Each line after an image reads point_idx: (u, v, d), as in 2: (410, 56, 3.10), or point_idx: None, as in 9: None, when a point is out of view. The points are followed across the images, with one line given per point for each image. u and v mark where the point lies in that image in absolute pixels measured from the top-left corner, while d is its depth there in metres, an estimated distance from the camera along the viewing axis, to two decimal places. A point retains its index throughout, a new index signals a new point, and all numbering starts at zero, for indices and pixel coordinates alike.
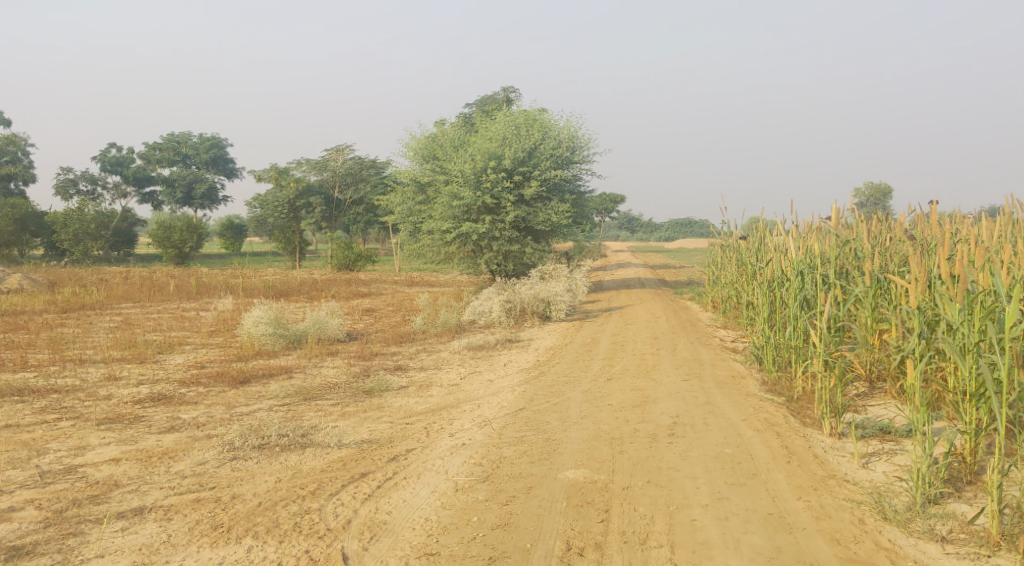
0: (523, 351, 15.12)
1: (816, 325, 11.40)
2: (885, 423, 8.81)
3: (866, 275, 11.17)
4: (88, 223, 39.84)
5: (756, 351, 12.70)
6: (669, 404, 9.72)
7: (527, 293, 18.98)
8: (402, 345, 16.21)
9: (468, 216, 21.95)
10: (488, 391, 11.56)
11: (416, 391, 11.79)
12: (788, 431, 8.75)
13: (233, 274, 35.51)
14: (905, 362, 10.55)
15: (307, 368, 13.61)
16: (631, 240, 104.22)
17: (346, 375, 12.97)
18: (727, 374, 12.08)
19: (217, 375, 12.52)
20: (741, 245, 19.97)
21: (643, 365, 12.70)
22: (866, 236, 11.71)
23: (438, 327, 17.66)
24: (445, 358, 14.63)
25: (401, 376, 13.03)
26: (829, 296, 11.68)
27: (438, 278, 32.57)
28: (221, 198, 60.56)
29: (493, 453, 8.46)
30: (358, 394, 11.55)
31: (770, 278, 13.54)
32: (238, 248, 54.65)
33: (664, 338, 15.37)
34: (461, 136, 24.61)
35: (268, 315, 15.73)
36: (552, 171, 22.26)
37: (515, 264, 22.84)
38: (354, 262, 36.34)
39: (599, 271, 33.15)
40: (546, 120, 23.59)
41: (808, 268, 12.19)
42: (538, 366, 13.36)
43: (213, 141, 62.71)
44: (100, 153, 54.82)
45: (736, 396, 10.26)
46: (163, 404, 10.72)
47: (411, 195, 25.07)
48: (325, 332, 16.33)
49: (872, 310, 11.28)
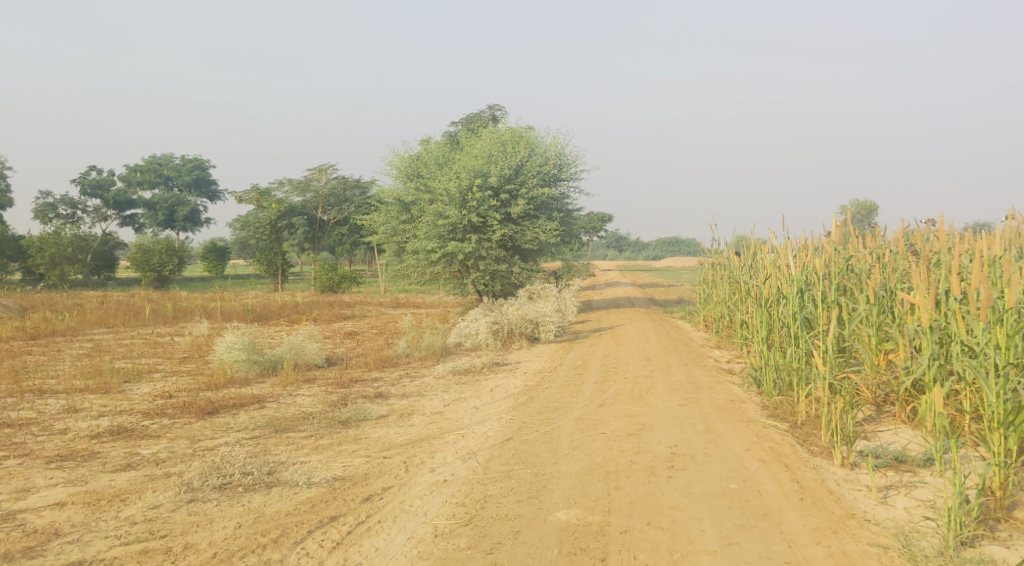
0: (510, 375, 14.41)
1: (819, 346, 10.74)
2: (901, 452, 8.16)
3: (869, 292, 10.58)
4: (65, 248, 38.95)
5: (754, 373, 12.05)
6: (666, 433, 9.03)
7: (515, 313, 18.29)
8: (384, 370, 15.50)
9: (454, 235, 21.28)
10: (473, 420, 10.86)
11: (396, 421, 11.09)
12: (797, 463, 8.08)
13: (213, 298, 34.70)
14: (916, 385, 9.93)
15: (282, 397, 12.88)
16: (618, 258, 103.95)
17: (322, 404, 12.24)
18: (725, 397, 11.40)
19: (184, 405, 11.79)
20: (733, 262, 19.38)
21: (637, 389, 12.02)
22: (867, 251, 11.23)
23: (422, 350, 16.94)
24: (427, 383, 13.92)
25: (381, 404, 12.31)
26: (831, 313, 11.07)
27: (424, 299, 31.86)
28: (203, 220, 59.81)
29: (477, 492, 7.74)
30: (333, 425, 10.83)
31: (767, 295, 12.90)
32: (220, 271, 53.83)
33: (657, 360, 14.70)
34: (446, 154, 24.04)
35: (242, 340, 15.00)
36: (539, 189, 21.70)
37: (503, 284, 22.02)
38: (338, 284, 35.64)
39: (588, 290, 32.53)
40: (533, 137, 23.10)
41: (809, 285, 11.57)
42: (526, 391, 12.68)
43: (196, 163, 62.03)
44: (80, 176, 53.94)
45: (737, 422, 9.58)
46: (123, 439, 9.97)
47: (395, 215, 24.43)
48: (302, 357, 15.64)
49: (877, 328, 10.67)
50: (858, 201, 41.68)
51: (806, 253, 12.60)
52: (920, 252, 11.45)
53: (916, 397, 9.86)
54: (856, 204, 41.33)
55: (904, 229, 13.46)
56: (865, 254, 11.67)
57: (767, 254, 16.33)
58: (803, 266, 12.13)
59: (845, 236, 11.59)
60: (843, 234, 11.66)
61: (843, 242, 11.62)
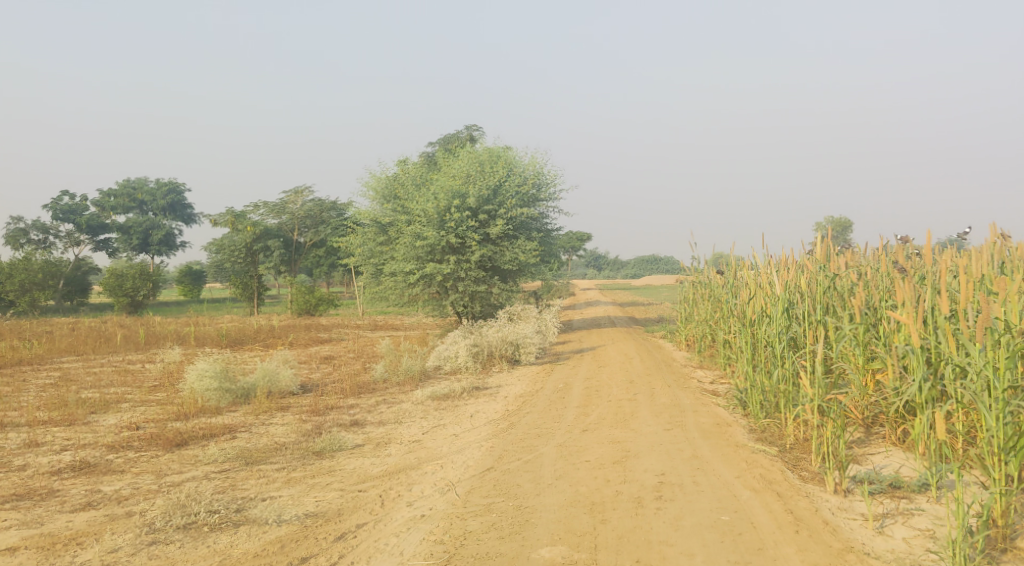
0: (490, 400, 14.02)
1: (806, 367, 10.47)
2: (894, 476, 7.88)
3: (856, 310, 10.35)
4: (35, 273, 38.21)
5: (739, 394, 11.76)
6: (652, 460, 8.71)
7: (495, 335, 17.88)
8: (361, 396, 15.08)
9: (432, 257, 20.95)
10: (453, 448, 10.49)
11: (372, 450, 10.71)
12: (789, 491, 7.80)
13: (187, 323, 34.08)
14: (906, 406, 9.69)
15: (254, 427, 12.46)
16: (598, 277, 103.85)
17: (296, 434, 11.83)
18: (710, 421, 11.09)
19: (151, 437, 11.35)
20: (714, 281, 19.17)
21: (620, 413, 11.69)
22: (852, 269, 11.04)
23: (400, 374, 16.54)
24: (405, 410, 13.51)
25: (357, 432, 11.91)
26: (817, 332, 10.82)
27: (402, 321, 31.43)
28: (178, 244, 59.09)
29: (457, 528, 7.39)
30: (306, 456, 10.44)
31: (750, 315, 12.64)
32: (196, 296, 53.11)
33: (640, 382, 14.37)
34: (423, 175, 23.76)
35: (213, 368, 14.57)
36: (518, 209, 21.44)
37: (482, 305, 21.66)
38: (315, 306, 35.14)
39: (568, 310, 32.26)
40: (511, 157, 22.86)
41: (793, 304, 11.31)
42: (506, 417, 12.32)
43: (171, 186, 61.36)
44: (51, 201, 53.13)
45: (724, 446, 9.27)
46: (85, 475, 9.55)
47: (372, 236, 24.06)
48: (276, 384, 15.20)
49: (864, 348, 10.43)
50: (832, 216, 42.13)
51: (790, 271, 12.37)
52: (904, 269, 11.27)
53: (907, 418, 9.62)
54: (831, 220, 41.88)
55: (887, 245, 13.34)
56: (850, 272, 11.46)
57: (749, 272, 16.11)
58: (786, 284, 11.88)
59: (829, 255, 11.42)
60: (827, 253, 11.51)
61: (827, 261, 11.44)
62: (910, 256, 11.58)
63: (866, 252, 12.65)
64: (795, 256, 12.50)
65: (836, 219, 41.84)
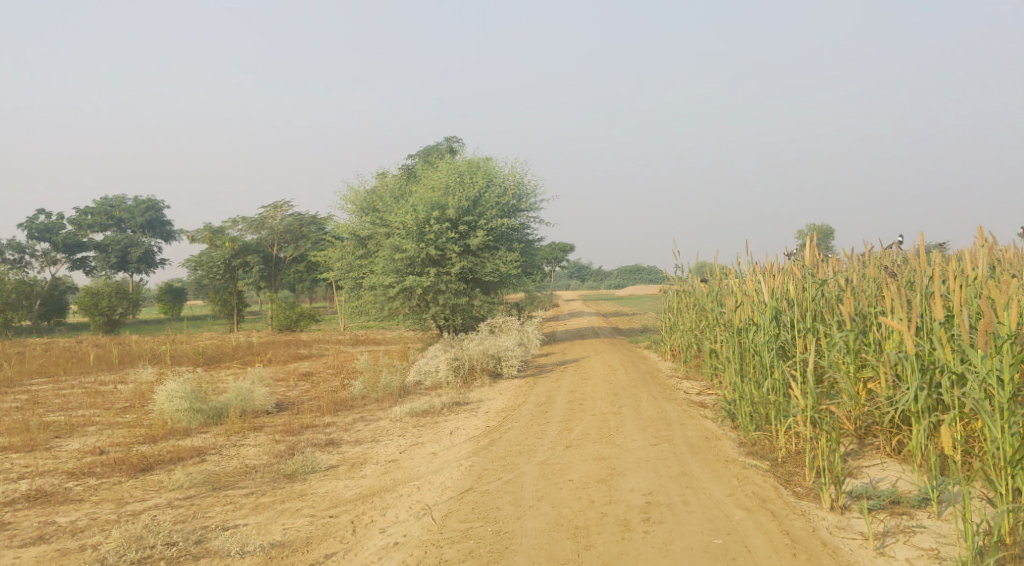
0: (471, 416, 13.53)
1: (796, 377, 10.07)
2: (893, 490, 7.51)
3: (846, 317, 9.98)
4: (9, 294, 37.43)
5: (727, 406, 11.36)
6: (638, 478, 8.28)
7: (476, 349, 17.47)
8: (338, 414, 14.57)
9: (412, 269, 20.48)
10: (430, 467, 10.03)
11: (347, 471, 10.23)
12: (784, 510, 7.41)
13: (165, 341, 33.41)
14: (900, 416, 9.33)
15: (224, 448, 11.97)
16: (582, 287, 103.60)
17: (268, 455, 11.34)
18: (699, 434, 10.67)
19: (114, 462, 10.86)
20: (699, 289, 18.82)
21: (604, 428, 11.24)
22: (841, 276, 10.69)
23: (379, 391, 16.05)
24: (383, 427, 13.03)
25: (331, 452, 11.43)
26: (807, 340, 10.45)
27: (384, 336, 30.90)
28: (158, 261, 58.29)
29: (432, 557, 6.99)
30: (277, 479, 9.96)
31: (737, 324, 12.23)
32: (177, 313, 52.35)
33: (625, 394, 13.94)
34: (402, 187, 23.36)
35: (183, 388, 14.05)
36: (498, 219, 21.04)
37: (464, 318, 21.20)
38: (296, 322, 34.57)
39: (552, 321, 31.85)
40: (491, 167, 22.47)
41: (780, 312, 10.92)
42: (487, 433, 11.86)
43: (149, 204, 60.61)
44: (27, 220, 52.27)
45: (714, 462, 8.87)
46: (42, 506, 9.11)
47: (351, 250, 23.58)
48: (250, 404, 14.68)
49: (855, 356, 10.04)
50: (815, 223, 42.43)
51: (776, 278, 12.00)
52: (894, 274, 10.93)
53: (902, 429, 9.26)
54: (813, 228, 42.30)
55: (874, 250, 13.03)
56: (837, 277, 11.09)
57: (735, 279, 15.75)
58: (773, 291, 11.49)
59: (817, 262, 11.09)
60: (815, 260, 11.18)
61: (815, 268, 11.11)
62: (899, 261, 11.26)
63: (853, 258, 12.32)
64: (781, 263, 12.15)
65: (818, 226, 42.15)
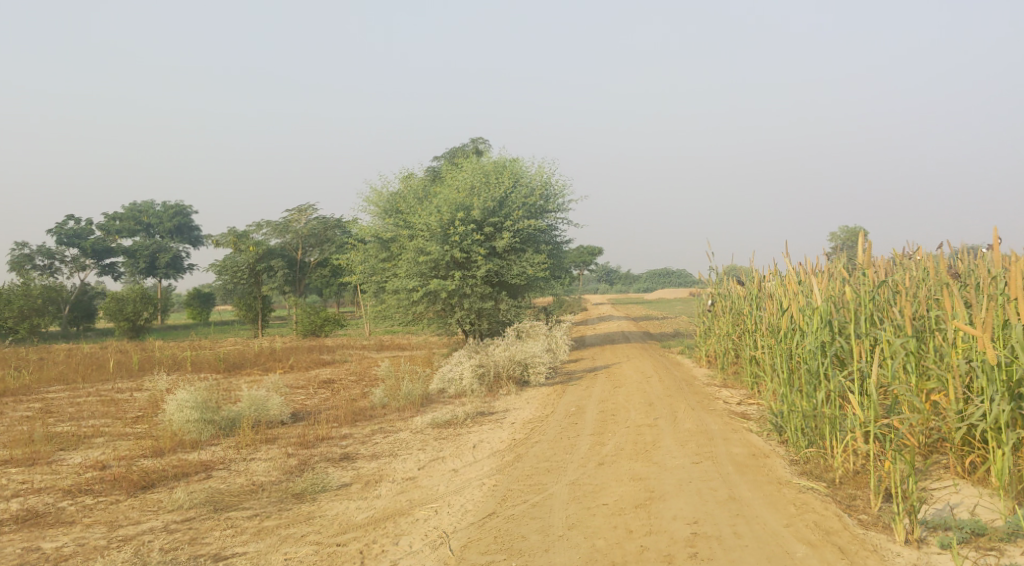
0: (496, 428, 12.67)
1: (854, 388, 9.13)
2: (978, 522, 6.82)
3: (909, 322, 9.04)
4: (35, 300, 37.07)
5: (774, 419, 10.46)
6: (681, 503, 7.52)
7: (501, 355, 16.61)
8: (356, 425, 13.77)
9: (436, 272, 19.69)
10: (451, 487, 9.21)
11: (360, 491, 9.42)
12: (852, 546, 6.75)
13: (189, 347, 32.89)
14: (974, 434, 8.43)
15: (233, 463, 11.21)
16: (610, 291, 102.35)
17: (277, 471, 10.57)
18: (745, 451, 9.71)
19: (114, 478, 10.15)
20: (736, 292, 17.84)
21: (640, 443, 10.35)
22: (899, 277, 9.81)
23: (400, 400, 15.21)
24: (402, 441, 12.22)
25: (345, 469, 10.61)
26: (865, 347, 9.51)
27: (409, 341, 30.11)
28: (185, 265, 57.98)
29: None
30: (284, 499, 9.18)
31: (783, 329, 11.22)
32: (205, 318, 51.98)
33: (660, 405, 13.02)
34: (426, 188, 22.66)
35: (194, 398, 13.32)
36: (525, 221, 20.20)
37: (490, 323, 20.30)
38: (321, 327, 33.89)
39: (582, 326, 30.93)
40: (518, 168, 21.64)
41: (835, 316, 9.93)
42: (513, 448, 11.00)
43: (178, 209, 60.42)
44: (56, 226, 52.15)
45: (764, 484, 7.99)
46: (30, 528, 8.44)
47: (374, 253, 22.86)
48: (264, 414, 13.94)
49: (918, 365, 9.11)
50: (846, 226, 41.89)
51: (827, 280, 11.00)
52: (952, 276, 10.05)
53: (975, 447, 8.38)
54: (845, 231, 42.02)
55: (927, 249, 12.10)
56: (895, 278, 10.12)
57: (776, 281, 14.76)
58: (824, 294, 10.50)
59: (871, 263, 10.20)
60: (868, 261, 10.29)
61: (868, 270, 10.21)
62: (956, 261, 10.38)
63: (904, 256, 11.39)
64: (825, 265, 11.25)
65: (852, 229, 41.43)
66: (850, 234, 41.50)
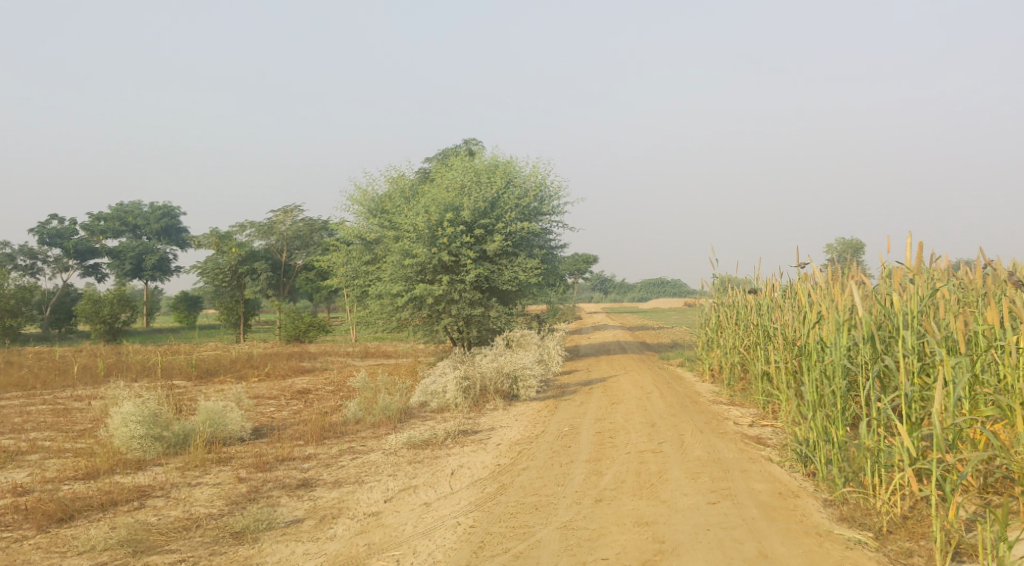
0: (479, 450, 11.21)
1: (903, 414, 7.67)
2: None
3: (967, 335, 7.59)
4: (8, 300, 35.41)
5: (798, 447, 8.99)
6: (700, 562, 6.65)
7: (489, 367, 15.12)
8: (323, 444, 12.25)
9: (422, 277, 18.15)
10: (420, 526, 7.78)
11: (313, 528, 7.96)
12: None
13: (166, 352, 31.31)
14: None
15: (175, 489, 9.72)
16: (605, 300, 100.85)
17: (221, 501, 9.09)
18: (768, 488, 8.32)
19: (28, 507, 8.69)
20: (743, 302, 16.36)
21: (644, 471, 9.04)
22: (948, 289, 8.44)
23: (376, 415, 13.72)
24: (373, 464, 10.76)
25: (302, 498, 9.15)
26: (912, 366, 8.03)
27: (396, 349, 28.55)
28: (173, 267, 56.23)
29: None
30: (220, 539, 7.73)
31: (805, 341, 9.67)
32: (191, 322, 50.25)
33: (664, 427, 11.53)
34: (414, 187, 21.28)
35: (141, 411, 11.70)
36: (518, 223, 18.78)
37: (479, 331, 18.75)
38: (305, 333, 32.33)
39: (576, 336, 29.44)
40: (510, 167, 20.24)
41: (875, 329, 8.44)
42: (497, 476, 9.54)
43: (165, 209, 58.86)
44: (39, 225, 50.51)
45: (799, 536, 7.03)
46: None
47: (357, 255, 21.41)
48: (221, 430, 12.42)
49: (976, 389, 7.68)
50: (843, 238, 40.78)
51: (859, 286, 9.47)
52: (1007, 287, 8.65)
53: None
54: (843, 242, 40.83)
55: (959, 261, 10.82)
56: (943, 286, 8.64)
57: (791, 290, 13.29)
58: (858, 303, 9.00)
59: (916, 269, 8.81)
60: (912, 266, 8.87)
61: (912, 277, 8.80)
62: (1006, 273, 9.07)
63: (937, 266, 10.07)
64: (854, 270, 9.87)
65: (850, 240, 40.28)
66: (848, 245, 40.38)
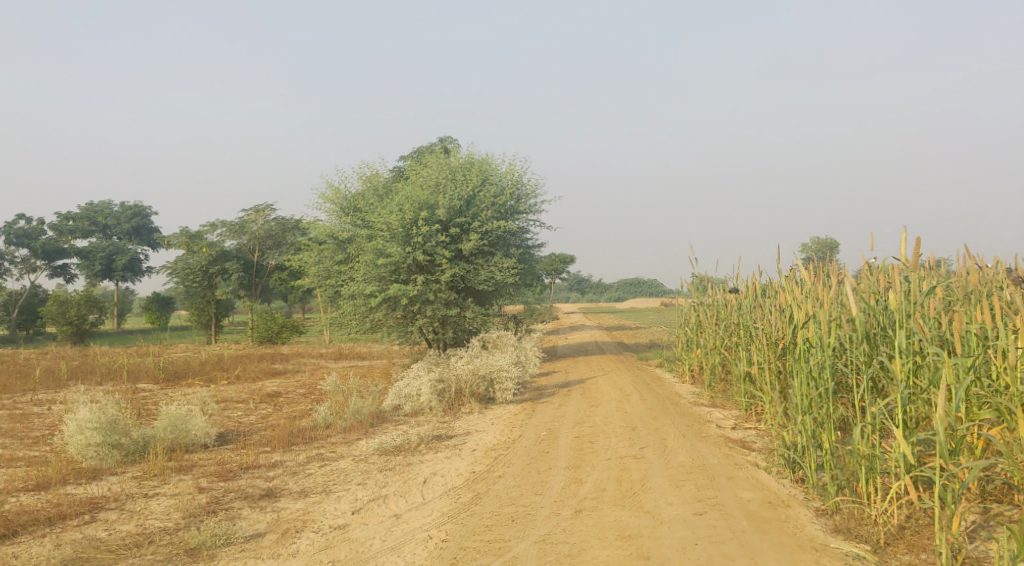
0: (453, 456, 10.75)
1: (899, 419, 7.25)
2: None
3: (966, 335, 7.17)
4: None
5: (786, 452, 8.57)
6: None
7: (464, 368, 14.65)
8: (291, 450, 11.73)
9: (396, 276, 17.63)
10: (389, 540, 7.33)
11: (274, 542, 7.48)
12: None
13: (135, 354, 30.55)
14: None
15: (130, 500, 9.16)
16: (582, 300, 100.71)
17: (179, 513, 8.56)
18: (757, 495, 7.95)
19: None
20: (723, 302, 15.98)
21: (626, 477, 8.66)
22: (940, 288, 8.07)
23: (347, 419, 13.22)
24: (341, 471, 10.26)
25: (264, 510, 8.65)
26: (907, 369, 7.60)
27: (370, 350, 27.98)
28: (144, 268, 55.22)
29: None
30: (174, 556, 7.23)
31: (791, 341, 9.25)
32: (163, 324, 49.33)
33: (645, 430, 11.11)
34: (388, 185, 20.74)
35: (97, 417, 11.09)
36: (495, 222, 18.31)
37: (455, 332, 18.26)
38: (278, 334, 31.66)
39: (553, 336, 29.04)
40: (486, 165, 19.76)
41: (867, 329, 8.01)
42: (471, 484, 9.08)
43: (137, 209, 57.90)
44: (6, 225, 49.42)
45: (794, 551, 6.71)
46: None
47: (329, 254, 20.85)
48: (183, 436, 11.85)
49: (976, 392, 7.26)
50: (819, 238, 40.70)
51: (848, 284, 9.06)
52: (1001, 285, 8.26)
53: None
54: (817, 243, 40.90)
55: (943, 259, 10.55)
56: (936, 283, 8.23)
57: (773, 289, 12.92)
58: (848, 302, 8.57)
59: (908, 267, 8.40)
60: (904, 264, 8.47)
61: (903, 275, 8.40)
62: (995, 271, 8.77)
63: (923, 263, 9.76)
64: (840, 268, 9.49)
65: (824, 241, 40.30)
66: (823, 245, 40.42)
